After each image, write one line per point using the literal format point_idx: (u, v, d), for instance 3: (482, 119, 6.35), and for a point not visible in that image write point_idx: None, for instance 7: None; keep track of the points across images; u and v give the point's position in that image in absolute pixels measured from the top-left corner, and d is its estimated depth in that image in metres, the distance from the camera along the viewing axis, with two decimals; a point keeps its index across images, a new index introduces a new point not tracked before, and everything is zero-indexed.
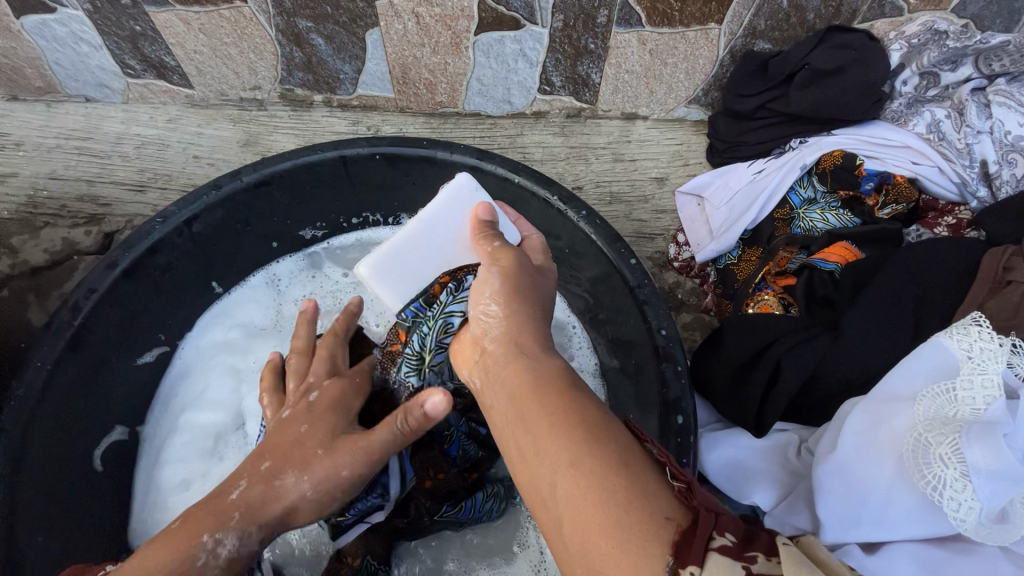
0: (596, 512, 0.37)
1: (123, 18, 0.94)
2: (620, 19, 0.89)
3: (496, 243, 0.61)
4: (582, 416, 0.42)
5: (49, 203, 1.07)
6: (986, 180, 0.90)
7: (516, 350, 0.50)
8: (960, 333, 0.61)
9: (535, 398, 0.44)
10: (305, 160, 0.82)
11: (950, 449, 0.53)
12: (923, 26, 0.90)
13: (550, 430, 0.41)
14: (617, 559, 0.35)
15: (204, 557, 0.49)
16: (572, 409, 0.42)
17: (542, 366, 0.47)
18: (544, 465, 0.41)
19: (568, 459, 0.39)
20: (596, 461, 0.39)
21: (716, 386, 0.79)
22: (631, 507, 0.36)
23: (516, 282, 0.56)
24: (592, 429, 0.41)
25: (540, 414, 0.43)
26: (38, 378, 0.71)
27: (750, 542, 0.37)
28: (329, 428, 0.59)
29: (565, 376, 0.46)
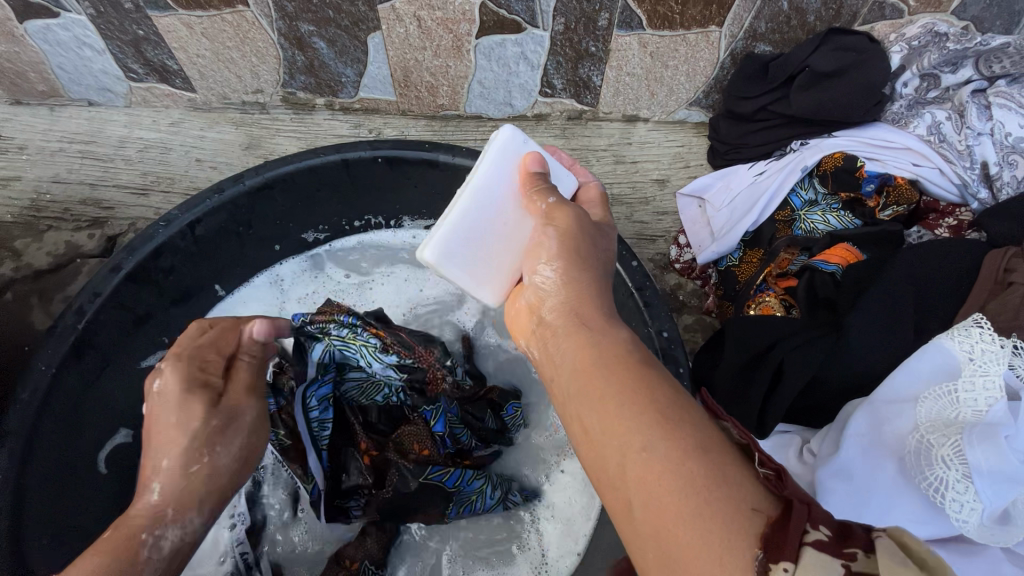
0: (675, 495, 0.37)
1: (126, 22, 0.94)
2: (621, 22, 0.89)
3: (551, 199, 0.60)
4: (656, 399, 0.42)
5: (53, 206, 1.08)
6: (987, 181, 0.90)
7: (580, 324, 0.51)
8: (961, 335, 0.62)
9: (603, 377, 0.45)
10: (308, 163, 0.83)
11: (952, 450, 0.54)
12: (923, 28, 0.91)
13: (621, 412, 0.42)
14: (699, 547, 0.36)
15: (145, 547, 0.55)
16: (644, 391, 0.43)
17: (608, 343, 0.48)
18: (616, 445, 0.42)
19: (643, 441, 0.40)
20: (675, 446, 0.39)
21: (718, 389, 0.79)
22: (712, 495, 0.37)
23: (573, 246, 0.57)
24: (665, 412, 0.41)
25: (610, 394, 0.44)
26: (42, 381, 0.72)
27: (843, 536, 0.36)
28: (190, 418, 0.60)
29: (633, 355, 0.47)
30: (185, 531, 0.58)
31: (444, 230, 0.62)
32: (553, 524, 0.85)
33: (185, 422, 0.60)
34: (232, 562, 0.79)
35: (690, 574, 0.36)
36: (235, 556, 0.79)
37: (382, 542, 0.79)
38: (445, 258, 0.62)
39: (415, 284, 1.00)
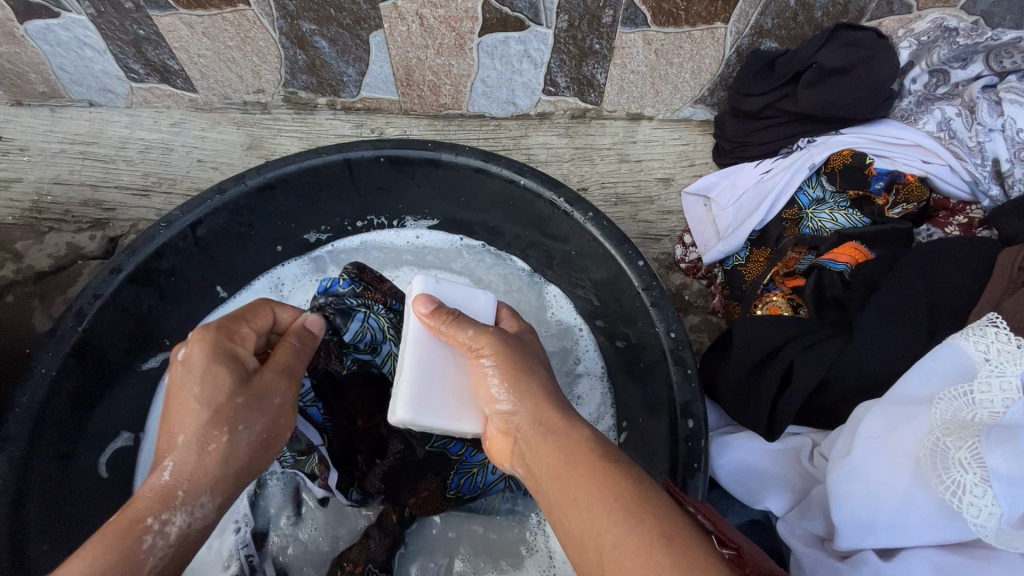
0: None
1: (126, 22, 0.94)
2: (625, 18, 0.88)
3: (471, 330, 0.58)
4: (622, 496, 0.44)
5: (54, 207, 1.08)
6: (998, 179, 0.89)
7: (542, 433, 0.51)
8: (976, 335, 0.60)
9: (570, 479, 0.46)
10: (309, 163, 0.82)
11: (969, 453, 0.52)
12: (932, 23, 0.89)
13: (593, 516, 0.44)
14: None
15: (151, 539, 0.48)
16: (612, 490, 0.44)
17: (570, 444, 0.49)
18: (594, 545, 0.43)
19: (617, 542, 0.42)
20: (647, 544, 0.41)
21: (725, 391, 0.78)
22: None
23: (511, 360, 0.56)
24: (633, 512, 0.43)
25: (581, 499, 0.45)
26: (42, 385, 0.71)
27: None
28: (221, 396, 0.54)
29: (597, 451, 0.48)
30: (197, 521, 0.52)
31: (406, 390, 0.59)
32: None
33: (231, 412, 0.54)
34: (238, 564, 0.79)
35: None
36: (240, 557, 0.79)
37: (385, 547, 0.76)
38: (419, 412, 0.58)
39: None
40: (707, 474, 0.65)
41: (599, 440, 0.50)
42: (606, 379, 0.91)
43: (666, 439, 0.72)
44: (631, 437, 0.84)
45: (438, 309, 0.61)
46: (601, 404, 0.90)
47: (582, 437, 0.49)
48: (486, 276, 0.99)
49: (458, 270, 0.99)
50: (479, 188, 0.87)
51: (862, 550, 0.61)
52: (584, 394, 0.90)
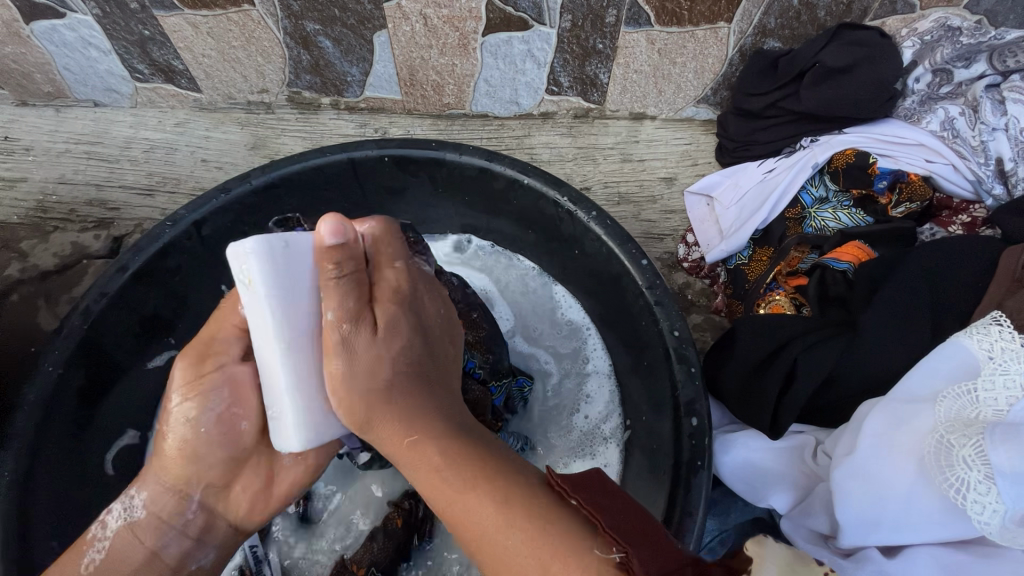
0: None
1: (132, 22, 0.94)
2: (629, 18, 0.88)
3: (332, 312, 0.53)
4: (490, 522, 0.43)
5: (59, 207, 1.08)
6: (1002, 178, 0.89)
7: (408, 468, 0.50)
8: (980, 333, 0.61)
9: (448, 511, 0.46)
10: (314, 162, 0.82)
11: (974, 450, 0.53)
12: (935, 23, 0.89)
13: (479, 539, 0.44)
14: None
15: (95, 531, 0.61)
16: (478, 516, 0.44)
17: (433, 468, 0.48)
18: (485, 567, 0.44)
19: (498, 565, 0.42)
20: (523, 560, 0.41)
21: (729, 389, 0.78)
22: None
23: (349, 345, 0.53)
24: (503, 532, 0.43)
25: (465, 527, 0.45)
26: (48, 383, 0.71)
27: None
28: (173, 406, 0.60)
29: (459, 472, 0.47)
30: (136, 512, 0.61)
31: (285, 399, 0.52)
32: None
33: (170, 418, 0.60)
34: (242, 555, 0.78)
35: None
36: (245, 549, 0.78)
37: (388, 551, 0.77)
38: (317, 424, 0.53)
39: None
40: (710, 472, 0.65)
41: (458, 453, 0.48)
42: (614, 378, 0.91)
43: (670, 439, 0.72)
44: (634, 435, 0.84)
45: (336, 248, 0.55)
46: (608, 402, 0.90)
47: (438, 461, 0.48)
48: (502, 277, 0.99)
49: (476, 269, 1.00)
50: (483, 187, 0.87)
51: (866, 548, 0.61)
52: (592, 392, 0.90)
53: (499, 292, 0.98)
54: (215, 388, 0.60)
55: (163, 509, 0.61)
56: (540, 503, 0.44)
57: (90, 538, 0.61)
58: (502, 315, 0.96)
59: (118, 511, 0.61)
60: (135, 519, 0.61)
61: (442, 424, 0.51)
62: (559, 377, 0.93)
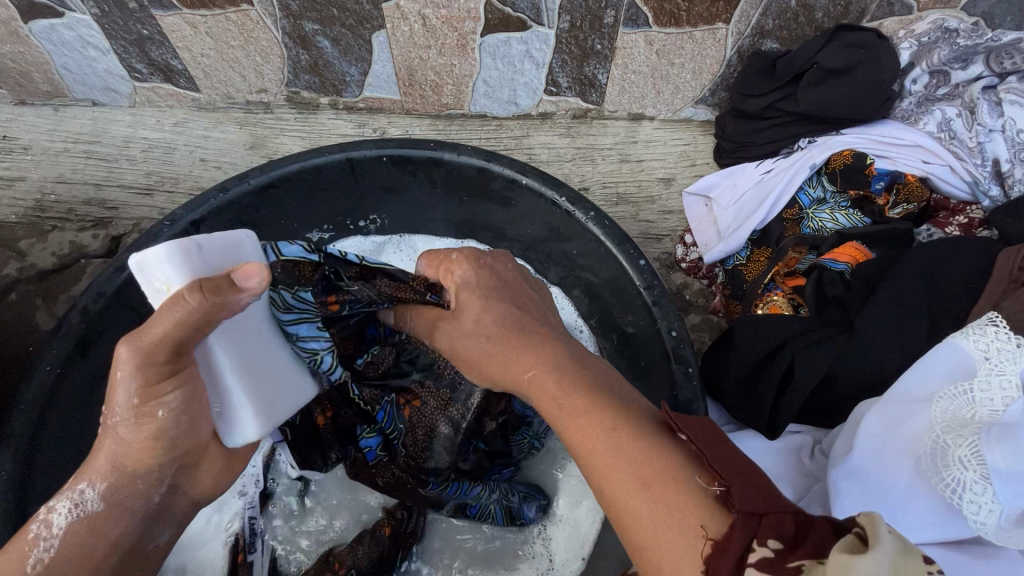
0: (625, 513, 0.42)
1: (130, 22, 0.94)
2: (627, 19, 0.88)
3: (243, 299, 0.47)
4: (599, 438, 0.45)
5: (57, 206, 1.08)
6: (998, 179, 0.89)
7: (531, 391, 0.53)
8: (976, 333, 0.61)
9: (562, 424, 0.48)
10: (312, 162, 0.82)
11: (970, 450, 0.53)
12: (933, 24, 0.90)
13: (585, 453, 0.45)
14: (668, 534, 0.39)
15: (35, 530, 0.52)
16: (590, 433, 0.46)
17: (547, 393, 0.51)
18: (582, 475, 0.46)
19: (596, 476, 0.44)
20: (627, 476, 0.42)
21: (727, 390, 0.78)
22: (658, 515, 0.40)
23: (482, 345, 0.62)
24: (607, 450, 0.44)
25: (569, 438, 0.47)
26: (46, 381, 0.71)
27: (791, 544, 0.37)
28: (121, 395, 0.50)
29: (578, 393, 0.49)
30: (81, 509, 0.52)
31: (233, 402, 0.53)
32: (560, 530, 0.83)
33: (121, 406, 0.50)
34: (239, 524, 0.79)
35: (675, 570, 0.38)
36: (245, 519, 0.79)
37: (372, 555, 0.76)
38: (272, 417, 0.55)
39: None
40: None
41: (576, 380, 0.51)
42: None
43: None
44: None
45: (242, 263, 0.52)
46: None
47: (559, 383, 0.51)
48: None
49: None
50: (481, 188, 0.88)
51: None
52: None
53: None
54: (176, 387, 0.51)
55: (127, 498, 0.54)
56: (653, 431, 0.45)
57: (33, 536, 0.52)
58: None
59: (65, 511, 0.52)
60: (89, 514, 0.53)
61: (568, 357, 0.54)
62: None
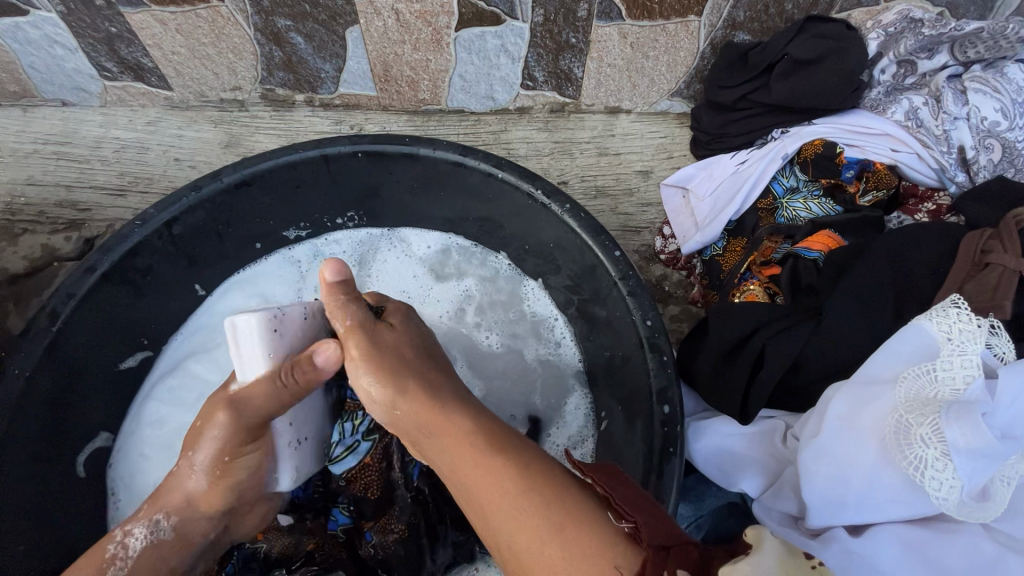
0: (529, 542, 0.43)
1: (98, 19, 0.92)
2: (600, 12, 0.89)
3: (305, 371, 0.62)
4: (509, 487, 0.46)
5: (28, 209, 1.06)
6: (964, 166, 0.92)
7: (425, 429, 0.54)
8: (939, 315, 0.62)
9: (465, 476, 0.49)
10: (286, 159, 0.81)
11: (930, 429, 0.55)
12: (899, 14, 0.93)
13: (474, 494, 0.48)
14: (547, 544, 0.43)
15: (114, 549, 0.65)
16: (476, 470, 0.48)
17: (452, 439, 0.51)
18: (493, 536, 0.46)
19: (512, 528, 0.45)
20: (539, 527, 0.44)
21: (701, 377, 0.79)
22: (574, 562, 0.41)
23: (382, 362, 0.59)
24: (518, 494, 0.45)
25: (473, 496, 0.48)
26: (17, 385, 0.70)
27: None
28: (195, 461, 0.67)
29: (486, 442, 0.50)
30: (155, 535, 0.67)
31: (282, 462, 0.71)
32: None
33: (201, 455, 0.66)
34: None
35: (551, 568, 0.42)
36: None
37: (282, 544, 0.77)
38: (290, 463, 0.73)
39: (422, 291, 0.99)
40: (683, 457, 0.67)
41: (481, 429, 0.51)
42: (590, 396, 0.91)
43: (644, 428, 0.73)
44: (609, 429, 0.85)
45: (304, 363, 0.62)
46: (583, 426, 0.90)
47: (463, 432, 0.51)
48: (475, 291, 0.99)
49: (451, 274, 1.00)
50: (458, 182, 0.87)
51: (831, 527, 0.62)
52: (569, 412, 0.90)
53: (473, 304, 0.98)
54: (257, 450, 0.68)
55: (189, 531, 0.69)
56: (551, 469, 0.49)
57: (110, 554, 0.66)
58: (490, 336, 0.96)
59: (141, 534, 0.67)
60: (160, 541, 0.68)
61: (463, 402, 0.55)
62: (543, 396, 0.92)
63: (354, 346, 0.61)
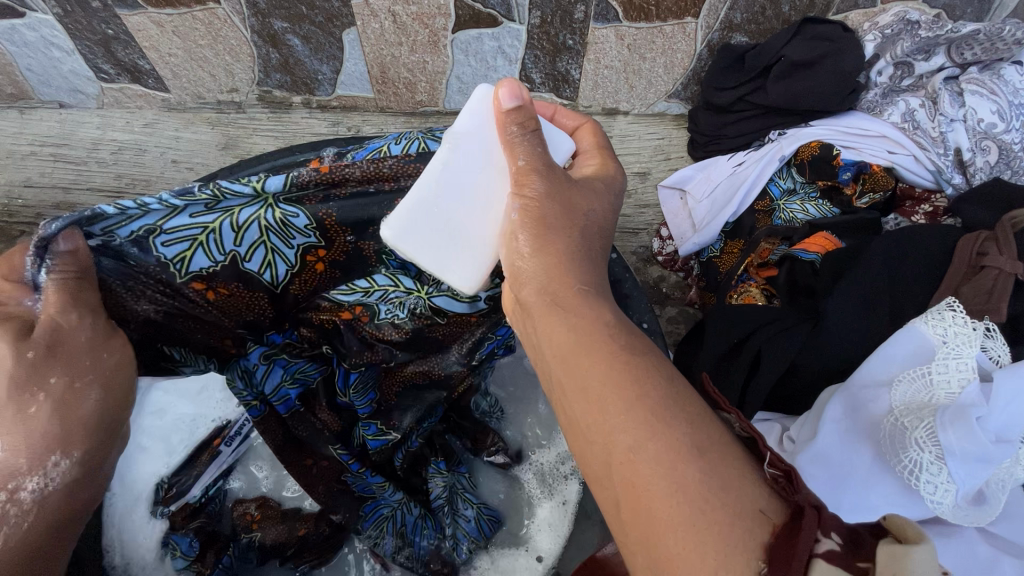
0: (652, 467, 0.37)
1: (94, 21, 0.92)
2: (597, 14, 0.89)
3: (511, 101, 0.50)
4: (651, 393, 0.40)
5: (25, 211, 1.07)
6: (960, 168, 0.92)
7: (549, 303, 0.46)
8: (934, 319, 0.63)
9: (588, 373, 0.42)
10: (282, 161, 0.81)
11: (924, 433, 0.55)
12: (895, 16, 0.92)
13: (588, 398, 0.41)
14: (680, 481, 0.36)
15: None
16: (594, 370, 0.42)
17: (595, 329, 0.44)
18: (602, 436, 0.40)
19: (638, 436, 0.38)
20: (669, 458, 0.37)
21: (699, 381, 0.79)
22: (707, 501, 0.36)
23: (551, 219, 0.49)
24: (654, 406, 0.39)
25: (592, 388, 0.41)
26: None
27: (857, 545, 0.33)
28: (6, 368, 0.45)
29: (620, 339, 0.43)
30: (59, 487, 0.47)
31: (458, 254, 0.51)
32: None
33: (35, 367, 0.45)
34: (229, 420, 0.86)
35: (675, 508, 0.36)
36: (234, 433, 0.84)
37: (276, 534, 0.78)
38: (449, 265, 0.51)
39: None
40: None
41: (615, 326, 0.45)
42: None
43: None
44: None
45: (514, 108, 0.51)
46: None
47: (590, 325, 0.44)
48: None
49: None
50: None
51: None
52: None
53: None
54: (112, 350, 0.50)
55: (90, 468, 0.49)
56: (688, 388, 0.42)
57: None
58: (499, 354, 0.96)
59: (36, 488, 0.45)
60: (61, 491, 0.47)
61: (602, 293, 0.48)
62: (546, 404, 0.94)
63: (533, 184, 0.50)
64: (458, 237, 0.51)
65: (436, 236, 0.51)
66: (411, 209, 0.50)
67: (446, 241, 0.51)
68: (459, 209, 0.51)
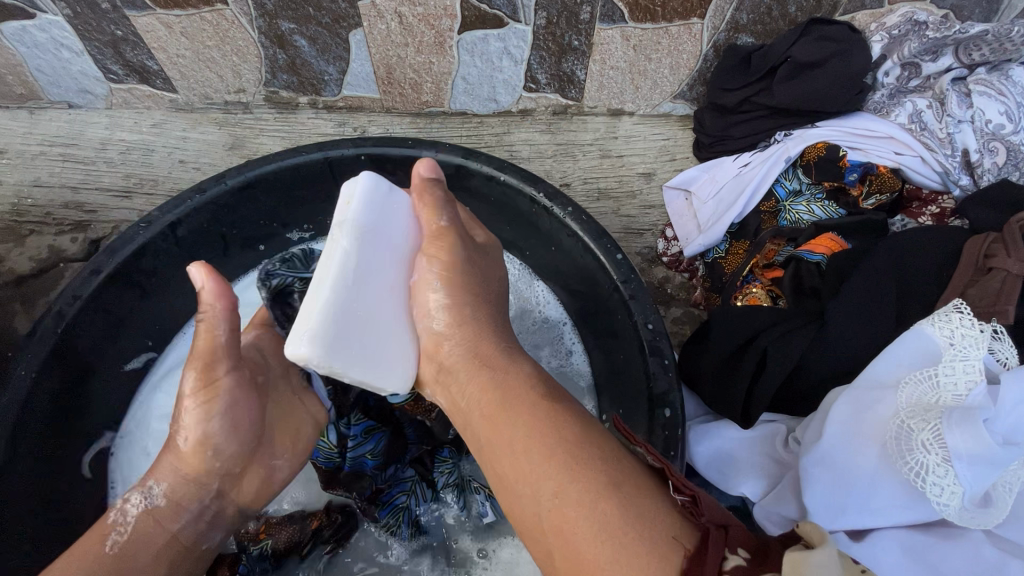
0: (574, 511, 0.42)
1: (103, 22, 0.93)
2: (603, 15, 0.89)
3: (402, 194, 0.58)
4: (568, 439, 0.46)
5: (34, 211, 1.07)
6: (968, 169, 0.91)
7: (478, 364, 0.54)
8: (941, 321, 0.63)
9: (513, 433, 0.47)
10: (290, 162, 0.82)
11: (932, 435, 0.55)
12: (902, 17, 0.92)
13: (519, 453, 0.46)
14: (606, 514, 0.42)
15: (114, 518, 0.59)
16: (523, 428, 0.47)
17: (513, 385, 0.51)
18: (532, 488, 0.45)
19: (563, 485, 0.43)
20: (590, 495, 0.43)
21: (704, 382, 0.79)
22: (627, 527, 0.41)
23: (459, 278, 0.58)
24: (578, 450, 0.45)
25: (519, 443, 0.47)
26: (25, 385, 0.71)
27: (759, 558, 0.40)
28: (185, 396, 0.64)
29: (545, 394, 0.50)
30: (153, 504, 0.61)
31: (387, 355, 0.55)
32: None
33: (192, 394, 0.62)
34: None
35: (596, 542, 0.41)
36: None
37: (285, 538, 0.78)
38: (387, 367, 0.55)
39: None
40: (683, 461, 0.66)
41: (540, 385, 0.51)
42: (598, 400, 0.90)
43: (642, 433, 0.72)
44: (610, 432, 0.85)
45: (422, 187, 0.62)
46: None
47: (518, 385, 0.51)
48: None
49: None
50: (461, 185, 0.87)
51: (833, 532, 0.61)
52: None
53: None
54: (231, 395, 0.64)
55: (184, 497, 0.62)
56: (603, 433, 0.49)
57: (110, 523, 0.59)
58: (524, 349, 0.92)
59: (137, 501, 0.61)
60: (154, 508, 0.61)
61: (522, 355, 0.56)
62: None
63: (450, 247, 0.59)
64: (379, 336, 0.55)
65: (358, 341, 0.53)
66: (328, 324, 0.50)
67: (375, 343, 0.54)
68: (379, 304, 0.55)
